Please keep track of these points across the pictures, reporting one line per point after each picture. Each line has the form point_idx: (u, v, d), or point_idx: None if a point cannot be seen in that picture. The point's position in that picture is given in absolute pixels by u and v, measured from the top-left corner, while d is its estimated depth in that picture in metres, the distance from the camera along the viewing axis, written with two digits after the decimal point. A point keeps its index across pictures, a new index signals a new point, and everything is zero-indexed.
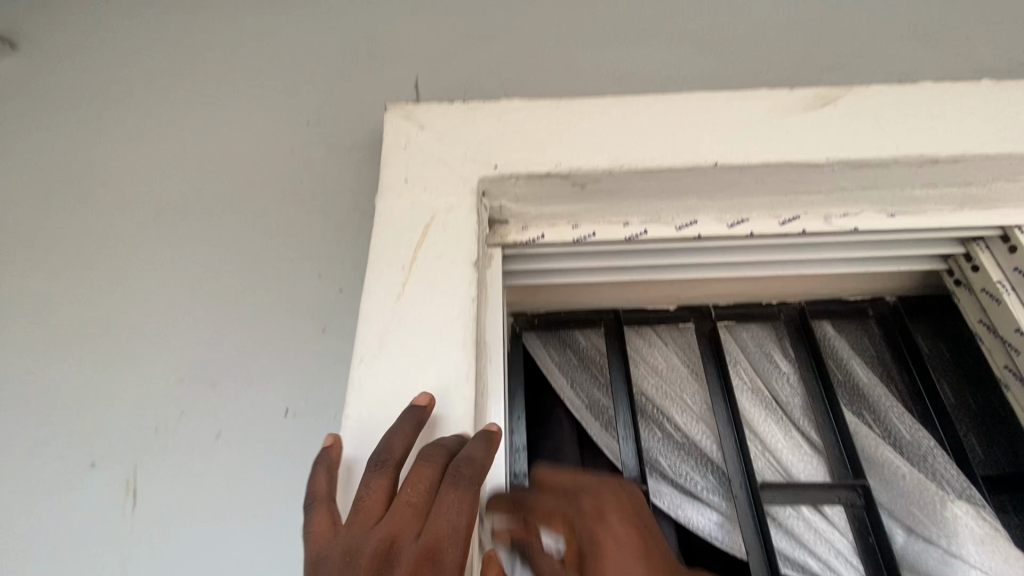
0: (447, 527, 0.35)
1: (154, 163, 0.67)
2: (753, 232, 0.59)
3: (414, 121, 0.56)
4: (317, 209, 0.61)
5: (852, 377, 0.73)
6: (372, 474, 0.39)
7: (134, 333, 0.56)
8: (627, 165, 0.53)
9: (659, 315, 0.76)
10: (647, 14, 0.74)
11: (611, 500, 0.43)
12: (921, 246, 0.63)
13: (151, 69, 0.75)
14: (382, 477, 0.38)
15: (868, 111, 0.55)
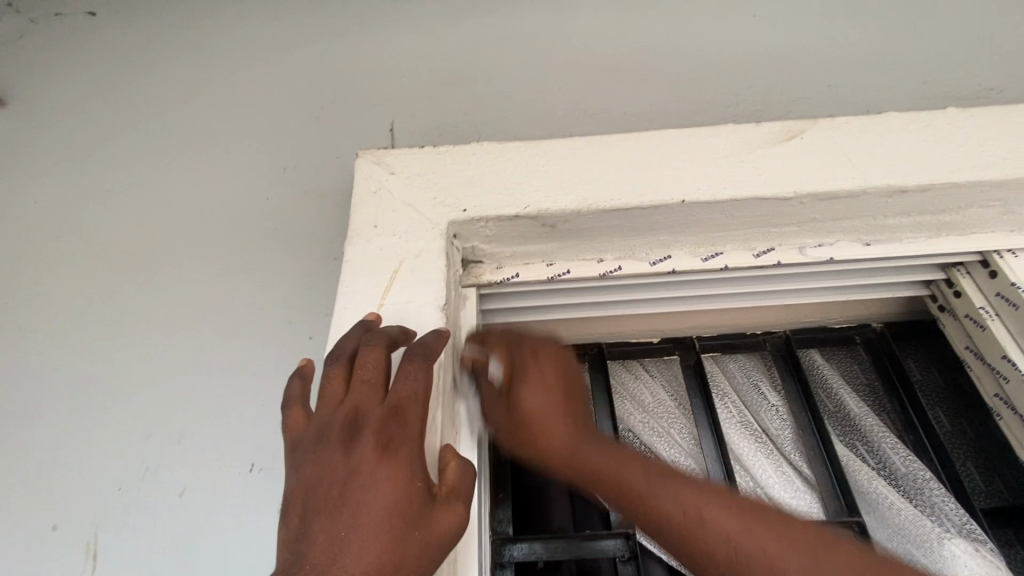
0: (404, 397, 0.40)
1: (136, 213, 0.68)
2: (727, 265, 0.59)
3: (384, 166, 0.56)
4: (292, 255, 0.62)
5: (842, 407, 0.71)
6: (331, 361, 0.43)
7: (106, 390, 0.57)
8: (595, 205, 0.53)
9: (643, 347, 0.75)
10: (617, 53, 0.76)
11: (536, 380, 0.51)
12: (901, 274, 0.62)
13: (138, 122, 0.77)
14: (338, 365, 0.43)
15: (835, 143, 0.55)
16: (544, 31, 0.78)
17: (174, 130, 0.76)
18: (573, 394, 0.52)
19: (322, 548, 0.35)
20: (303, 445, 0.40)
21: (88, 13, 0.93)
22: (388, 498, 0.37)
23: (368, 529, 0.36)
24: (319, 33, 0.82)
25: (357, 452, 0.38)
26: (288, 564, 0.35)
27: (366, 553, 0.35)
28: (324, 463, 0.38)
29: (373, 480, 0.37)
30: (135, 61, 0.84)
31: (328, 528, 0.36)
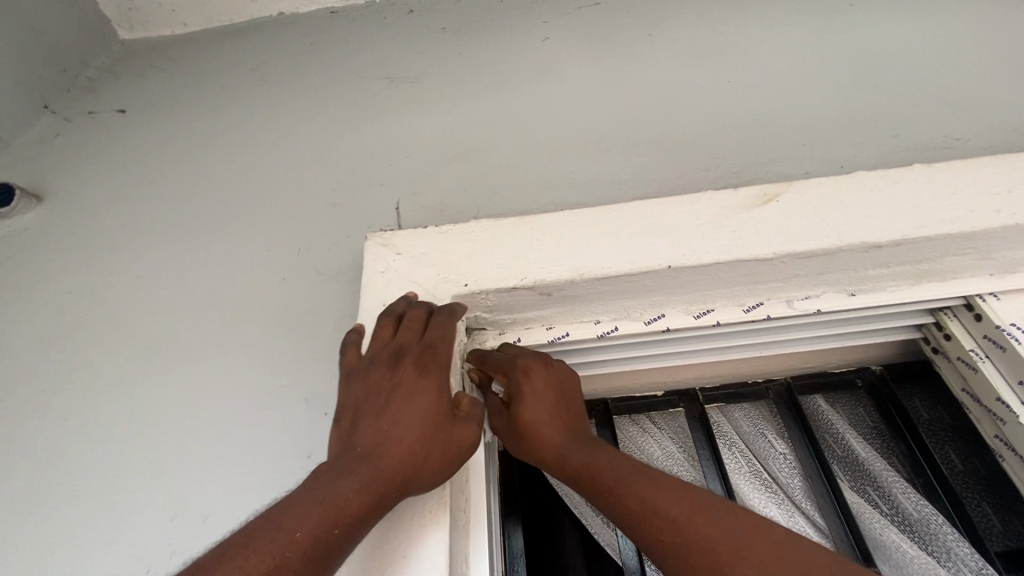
0: (437, 338, 0.52)
1: (163, 296, 0.73)
2: (719, 321, 0.62)
3: (391, 247, 0.61)
4: (308, 331, 0.66)
5: (851, 453, 0.72)
6: (383, 316, 0.54)
7: (134, 471, 0.60)
8: (588, 273, 0.57)
9: (648, 401, 0.77)
10: (604, 123, 0.82)
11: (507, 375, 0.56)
12: (890, 319, 0.65)
13: (165, 210, 0.84)
14: (389, 319, 0.54)
15: (810, 203, 0.59)
16: (534, 107, 0.85)
17: (198, 216, 0.82)
18: (567, 405, 0.56)
19: (368, 439, 0.46)
20: (357, 372, 0.51)
21: (119, 111, 1.02)
22: (421, 407, 0.48)
23: (406, 428, 0.47)
24: (330, 120, 0.90)
25: (401, 372, 0.50)
26: (343, 450, 0.46)
27: (404, 443, 0.46)
28: (373, 379, 0.49)
29: (412, 393, 0.49)
30: (162, 153, 0.92)
31: (373, 427, 0.47)
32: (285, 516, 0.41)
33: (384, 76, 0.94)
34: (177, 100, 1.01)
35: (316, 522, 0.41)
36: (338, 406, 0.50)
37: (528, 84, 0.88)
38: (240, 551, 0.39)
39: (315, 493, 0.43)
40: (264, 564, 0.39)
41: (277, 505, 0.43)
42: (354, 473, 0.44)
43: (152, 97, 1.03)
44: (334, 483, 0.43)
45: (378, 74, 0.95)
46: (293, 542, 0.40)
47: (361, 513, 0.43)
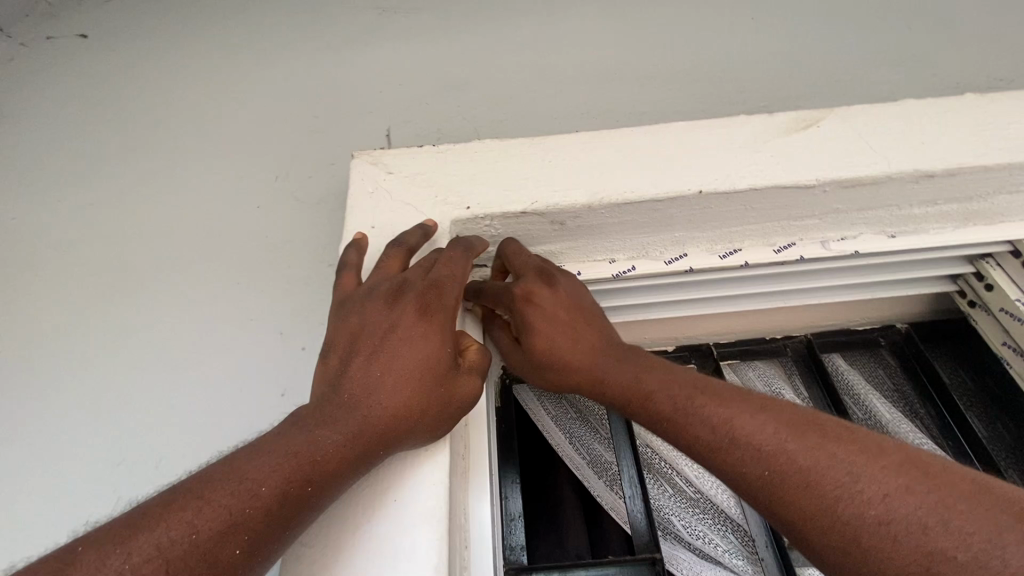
0: (444, 278, 0.45)
1: (123, 225, 0.65)
2: (748, 261, 0.56)
3: (382, 166, 0.53)
4: (285, 262, 0.58)
5: (872, 415, 0.67)
6: (391, 246, 0.47)
7: (78, 410, 0.53)
8: (606, 199, 0.50)
9: (657, 357, 0.71)
10: (619, 55, 0.74)
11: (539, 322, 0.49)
12: (927, 267, 0.60)
13: (128, 137, 0.75)
14: (398, 251, 0.46)
15: (855, 131, 0.53)
16: (543, 37, 0.77)
17: (165, 143, 0.73)
18: (586, 319, 0.50)
19: (357, 385, 0.39)
20: (350, 303, 0.44)
21: (81, 36, 0.92)
22: (418, 355, 0.41)
23: (398, 377, 0.40)
24: (316, 47, 0.81)
25: (399, 312, 0.42)
26: (327, 393, 0.39)
27: (395, 394, 0.39)
28: (369, 315, 0.42)
29: (410, 337, 0.41)
30: (127, 80, 0.83)
31: (364, 370, 0.40)
32: (252, 464, 0.34)
33: (377, 2, 0.85)
34: (145, 26, 0.91)
35: (288, 476, 0.34)
36: (327, 340, 0.43)
37: (536, 13, 0.80)
38: (195, 498, 0.32)
39: (290, 442, 0.36)
40: (220, 519, 0.32)
41: (243, 450, 0.36)
42: (337, 423, 0.37)
43: (118, 21, 0.93)
44: (312, 434, 0.36)
45: (370, 1, 0.86)
46: (258, 498, 0.33)
47: (342, 469, 0.36)
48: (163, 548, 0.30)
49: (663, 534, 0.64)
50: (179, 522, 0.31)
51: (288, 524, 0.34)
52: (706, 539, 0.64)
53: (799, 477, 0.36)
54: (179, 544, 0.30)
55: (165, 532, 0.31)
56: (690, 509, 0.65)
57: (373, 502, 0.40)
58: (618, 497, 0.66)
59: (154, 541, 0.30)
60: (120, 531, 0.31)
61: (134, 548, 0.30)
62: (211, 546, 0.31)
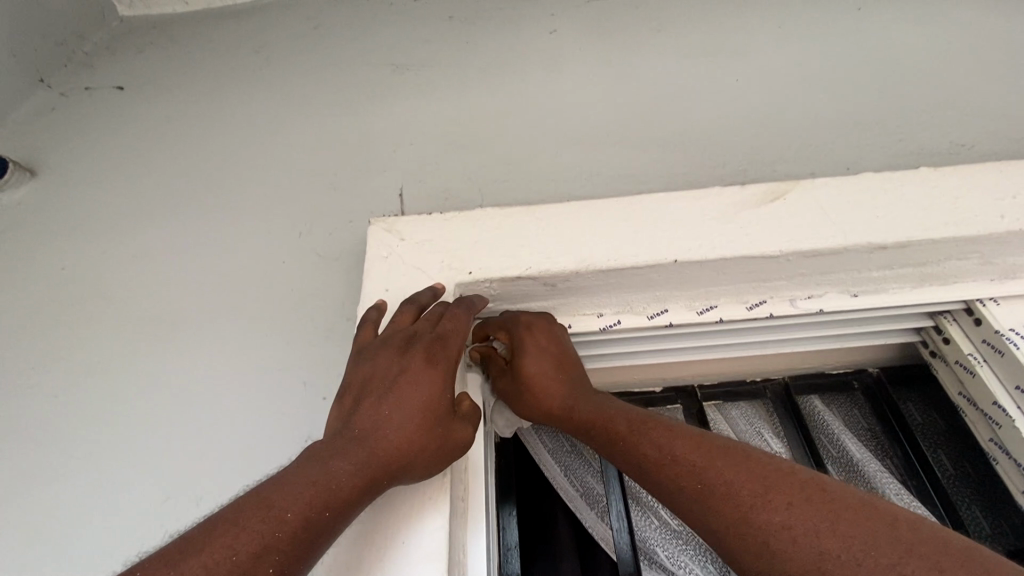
0: (450, 331, 0.51)
1: (161, 275, 0.72)
2: (723, 317, 0.62)
3: (396, 232, 0.60)
4: (306, 314, 0.65)
5: (845, 454, 0.72)
6: (406, 303, 0.53)
7: (125, 448, 0.60)
8: (593, 266, 0.56)
9: (646, 396, 0.77)
10: (611, 117, 0.81)
11: (534, 349, 0.57)
12: (891, 321, 0.65)
13: (164, 190, 0.82)
14: (411, 306, 0.53)
15: (818, 203, 0.59)
16: (541, 99, 0.84)
17: (197, 197, 0.80)
18: (569, 359, 0.58)
19: (366, 421, 0.46)
20: (367, 350, 0.51)
21: (118, 87, 1.00)
22: (423, 396, 0.47)
23: (405, 415, 0.46)
24: (333, 106, 0.88)
25: (409, 359, 0.49)
26: (341, 431, 0.45)
27: (401, 430, 0.46)
28: (383, 362, 0.49)
29: (417, 380, 0.48)
30: (162, 133, 0.91)
31: (374, 409, 0.46)
32: (277, 492, 0.41)
33: (390, 63, 0.93)
34: (176, 80, 0.99)
35: (308, 503, 0.40)
36: (344, 382, 0.50)
37: (534, 75, 0.87)
38: (232, 526, 0.39)
39: (307, 474, 0.42)
40: (254, 543, 0.38)
41: (270, 480, 0.42)
42: (349, 454, 0.43)
43: (151, 75, 1.01)
44: (327, 466, 0.42)
45: (383, 60, 0.94)
46: (284, 522, 0.39)
47: (352, 495, 0.42)
48: (209, 568, 0.36)
49: (648, 563, 0.69)
50: (221, 546, 0.38)
51: (307, 549, 0.39)
52: (687, 569, 0.69)
53: (739, 513, 0.42)
54: (222, 564, 0.37)
55: (209, 556, 0.37)
56: (673, 540, 0.70)
57: (383, 542, 0.46)
58: (607, 527, 0.71)
59: (201, 564, 0.37)
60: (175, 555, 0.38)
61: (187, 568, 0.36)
62: (249, 566, 0.37)
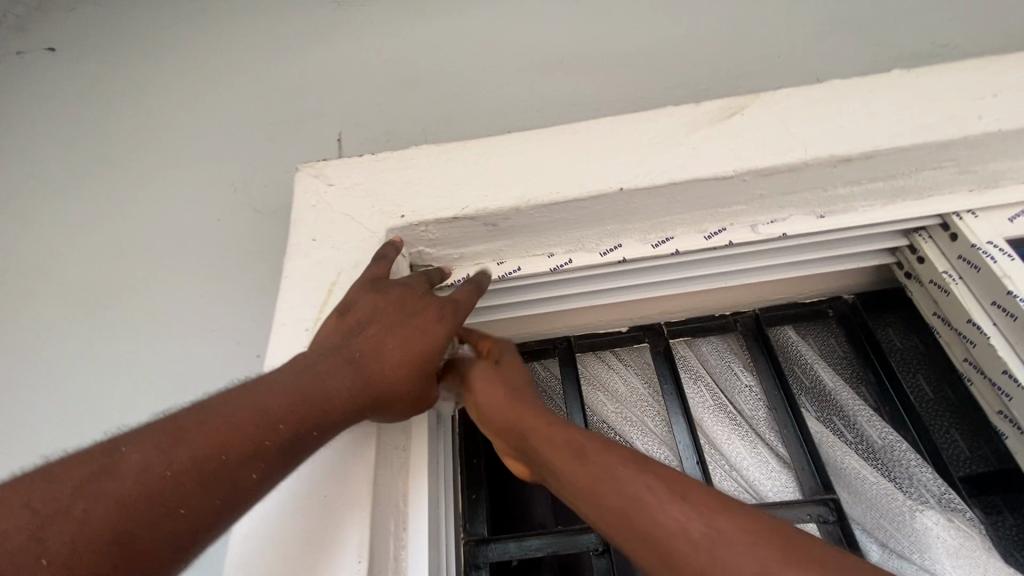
0: (462, 296, 0.50)
1: (96, 243, 0.69)
2: (679, 249, 0.58)
3: (324, 179, 0.56)
4: (245, 272, 0.63)
5: (817, 383, 0.70)
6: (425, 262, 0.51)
7: (62, 419, 0.58)
8: (533, 201, 0.52)
9: (611, 337, 0.74)
10: (564, 42, 0.75)
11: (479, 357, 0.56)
12: (862, 243, 0.61)
13: (95, 154, 0.77)
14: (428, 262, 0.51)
15: (777, 116, 0.54)
16: (489, 27, 0.77)
17: (128, 159, 0.76)
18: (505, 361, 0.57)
19: (362, 350, 0.44)
20: (381, 282, 0.48)
21: (47, 48, 0.93)
22: (424, 345, 0.46)
23: (403, 357, 0.46)
24: (270, 51, 0.82)
25: (425, 304, 0.48)
26: (332, 352, 0.44)
27: (397, 374, 0.45)
28: (394, 296, 0.47)
29: (422, 330, 0.47)
30: (94, 94, 0.85)
31: (374, 341, 0.45)
32: (270, 400, 0.40)
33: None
34: (107, 36, 0.92)
35: (298, 414, 0.40)
36: (345, 300, 0.47)
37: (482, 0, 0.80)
38: (225, 419, 0.38)
39: (303, 385, 0.41)
40: (245, 442, 0.38)
41: (262, 383, 0.41)
42: (343, 376, 0.43)
43: (82, 31, 0.94)
44: (321, 383, 0.42)
45: None
46: (274, 433, 0.39)
47: (339, 415, 0.42)
48: (200, 461, 0.37)
49: None
50: (212, 438, 0.37)
51: (287, 463, 0.40)
52: None
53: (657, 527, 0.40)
54: (211, 457, 0.37)
55: (204, 444, 0.37)
56: None
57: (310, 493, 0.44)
58: None
59: (191, 453, 0.37)
60: (168, 442, 0.37)
61: (174, 459, 0.36)
62: (237, 462, 0.37)
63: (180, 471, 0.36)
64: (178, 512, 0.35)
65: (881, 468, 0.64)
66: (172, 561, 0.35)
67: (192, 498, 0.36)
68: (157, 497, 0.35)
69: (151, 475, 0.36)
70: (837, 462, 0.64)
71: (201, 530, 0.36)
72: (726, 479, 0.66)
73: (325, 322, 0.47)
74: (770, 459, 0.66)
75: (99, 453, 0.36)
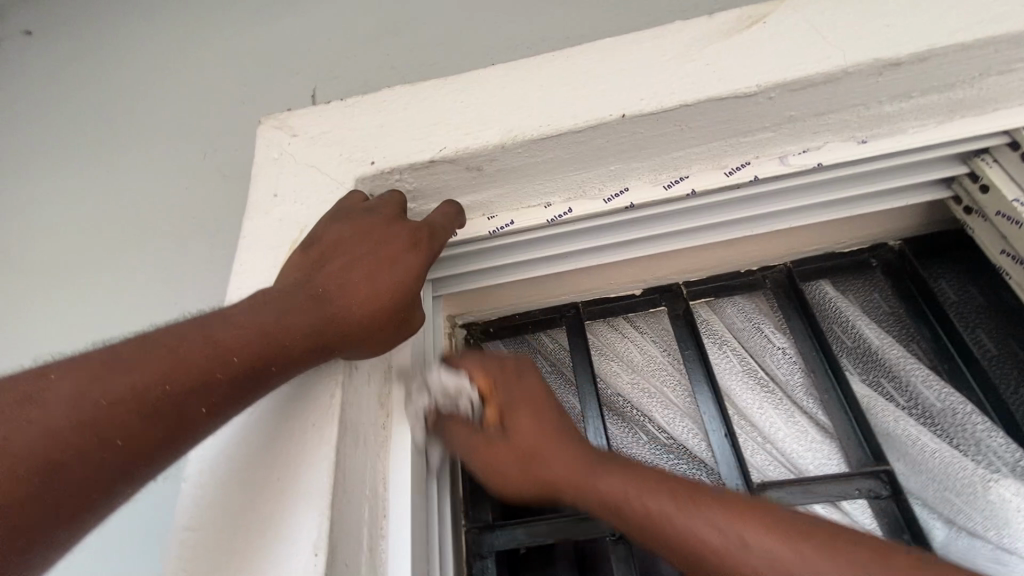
0: (439, 225, 0.45)
1: (54, 219, 0.64)
2: (694, 190, 0.50)
3: (288, 129, 0.50)
4: (213, 243, 0.58)
5: (861, 342, 0.61)
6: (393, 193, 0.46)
7: None
8: (521, 136, 0.45)
9: (624, 302, 0.67)
10: None
11: None
12: (910, 173, 0.52)
13: (54, 125, 0.72)
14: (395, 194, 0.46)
15: (808, 21, 0.46)
16: None
17: (89, 132, 0.69)
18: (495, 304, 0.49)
19: (328, 283, 0.38)
20: (347, 211, 0.43)
21: None
22: (401, 275, 0.40)
23: (375, 284, 0.39)
24: None
25: (396, 230, 0.42)
26: (290, 285, 0.37)
27: (369, 303, 0.38)
28: (365, 224, 0.42)
29: (395, 259, 0.41)
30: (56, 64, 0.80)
31: (339, 271, 0.39)
32: (219, 328, 0.33)
33: None
34: None
35: (253, 346, 0.33)
36: (311, 234, 0.42)
37: None
38: (166, 348, 0.31)
39: (258, 316, 0.34)
40: (188, 374, 0.30)
41: (215, 312, 0.34)
42: (305, 310, 0.36)
43: None
44: (280, 316, 0.35)
45: None
46: (226, 366, 0.31)
47: (302, 351, 0.35)
48: (140, 389, 0.29)
49: None
50: (150, 369, 0.30)
51: (240, 403, 0.32)
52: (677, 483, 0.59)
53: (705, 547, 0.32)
54: (152, 386, 0.29)
55: (141, 376, 0.29)
56: (663, 455, 0.60)
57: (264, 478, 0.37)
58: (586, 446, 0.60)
59: (130, 381, 0.29)
60: (102, 369, 0.29)
61: (110, 387, 0.29)
62: (180, 393, 0.30)
63: (117, 398, 0.28)
64: (110, 448, 0.27)
65: (942, 435, 0.55)
66: (93, 513, 0.27)
67: (130, 432, 0.28)
68: (85, 429, 0.27)
69: (84, 401, 0.28)
70: (888, 430, 0.56)
71: (137, 472, 0.28)
72: (759, 453, 0.58)
73: (290, 258, 0.41)
74: (811, 429, 0.58)
75: (21, 376, 0.28)
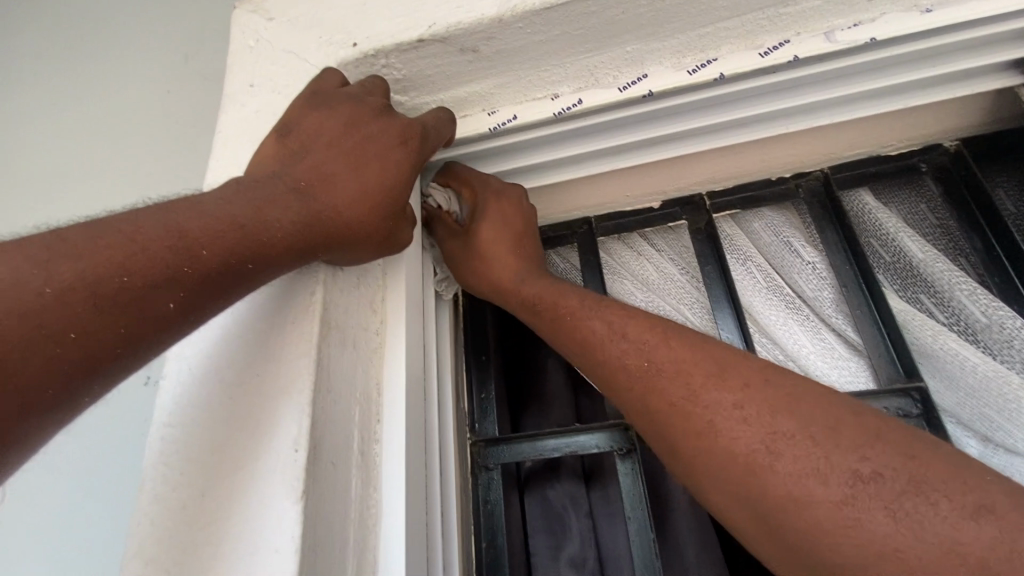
0: (432, 129, 0.41)
1: (37, 129, 0.61)
2: (723, 74, 0.44)
3: (264, 13, 0.45)
4: (195, 150, 0.55)
5: (901, 254, 0.56)
6: (377, 83, 0.41)
7: None
8: (521, 8, 0.39)
9: (641, 217, 0.61)
10: None
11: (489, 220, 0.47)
12: (980, 53, 0.45)
13: (33, 31, 0.68)
14: (379, 81, 0.41)
15: None
16: None
17: (68, 40, 0.65)
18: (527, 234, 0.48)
19: (309, 176, 0.34)
20: (320, 97, 0.39)
21: None
22: (391, 178, 0.37)
23: (362, 184, 0.35)
24: None
25: (384, 123, 0.38)
26: (265, 177, 0.34)
27: (356, 205, 0.35)
28: (348, 113, 0.37)
29: (384, 160, 0.37)
30: None
31: (321, 165, 0.35)
32: (188, 218, 0.29)
33: None
34: None
35: (227, 240, 0.29)
36: (283, 121, 0.38)
37: None
38: (127, 238, 0.27)
39: (228, 206, 0.30)
40: (155, 268, 0.27)
41: (182, 201, 0.30)
42: (286, 209, 0.32)
43: None
44: (258, 211, 0.31)
45: None
46: (196, 260, 0.28)
47: (285, 252, 0.32)
48: (91, 279, 0.26)
49: None
50: (105, 259, 0.26)
51: (211, 308, 0.29)
52: None
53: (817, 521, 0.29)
54: (107, 276, 0.26)
55: (96, 264, 0.26)
56: None
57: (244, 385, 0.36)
58: None
59: (81, 270, 0.26)
60: (47, 256, 0.26)
61: (56, 274, 0.25)
62: (142, 288, 0.26)
63: (67, 288, 0.25)
64: (60, 341, 0.24)
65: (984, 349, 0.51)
66: (48, 417, 0.24)
67: (84, 328, 0.25)
68: (27, 318, 0.24)
69: (26, 288, 0.24)
70: (926, 345, 0.51)
71: (91, 375, 0.25)
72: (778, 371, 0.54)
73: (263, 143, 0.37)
74: (837, 346, 0.54)
75: None
